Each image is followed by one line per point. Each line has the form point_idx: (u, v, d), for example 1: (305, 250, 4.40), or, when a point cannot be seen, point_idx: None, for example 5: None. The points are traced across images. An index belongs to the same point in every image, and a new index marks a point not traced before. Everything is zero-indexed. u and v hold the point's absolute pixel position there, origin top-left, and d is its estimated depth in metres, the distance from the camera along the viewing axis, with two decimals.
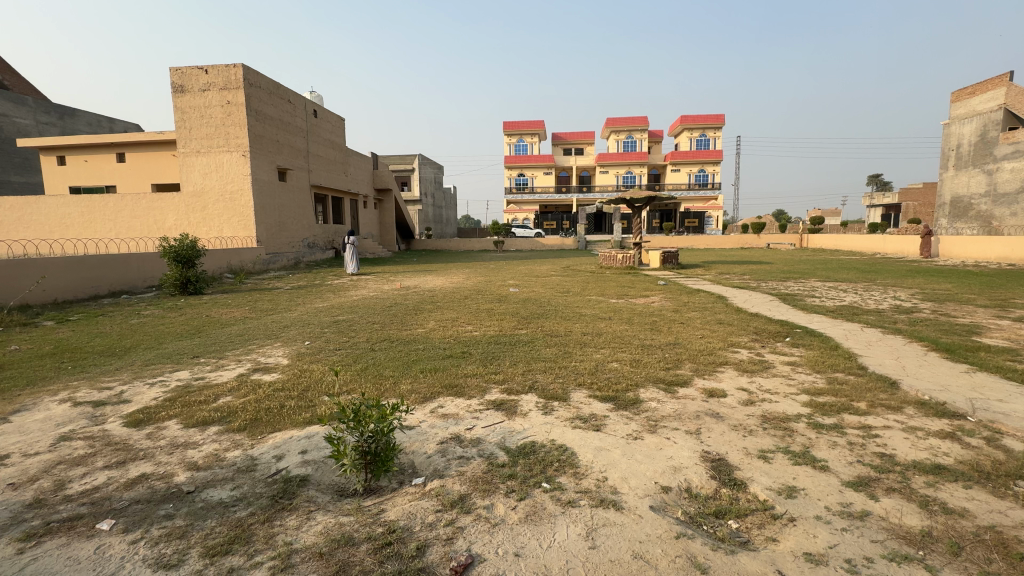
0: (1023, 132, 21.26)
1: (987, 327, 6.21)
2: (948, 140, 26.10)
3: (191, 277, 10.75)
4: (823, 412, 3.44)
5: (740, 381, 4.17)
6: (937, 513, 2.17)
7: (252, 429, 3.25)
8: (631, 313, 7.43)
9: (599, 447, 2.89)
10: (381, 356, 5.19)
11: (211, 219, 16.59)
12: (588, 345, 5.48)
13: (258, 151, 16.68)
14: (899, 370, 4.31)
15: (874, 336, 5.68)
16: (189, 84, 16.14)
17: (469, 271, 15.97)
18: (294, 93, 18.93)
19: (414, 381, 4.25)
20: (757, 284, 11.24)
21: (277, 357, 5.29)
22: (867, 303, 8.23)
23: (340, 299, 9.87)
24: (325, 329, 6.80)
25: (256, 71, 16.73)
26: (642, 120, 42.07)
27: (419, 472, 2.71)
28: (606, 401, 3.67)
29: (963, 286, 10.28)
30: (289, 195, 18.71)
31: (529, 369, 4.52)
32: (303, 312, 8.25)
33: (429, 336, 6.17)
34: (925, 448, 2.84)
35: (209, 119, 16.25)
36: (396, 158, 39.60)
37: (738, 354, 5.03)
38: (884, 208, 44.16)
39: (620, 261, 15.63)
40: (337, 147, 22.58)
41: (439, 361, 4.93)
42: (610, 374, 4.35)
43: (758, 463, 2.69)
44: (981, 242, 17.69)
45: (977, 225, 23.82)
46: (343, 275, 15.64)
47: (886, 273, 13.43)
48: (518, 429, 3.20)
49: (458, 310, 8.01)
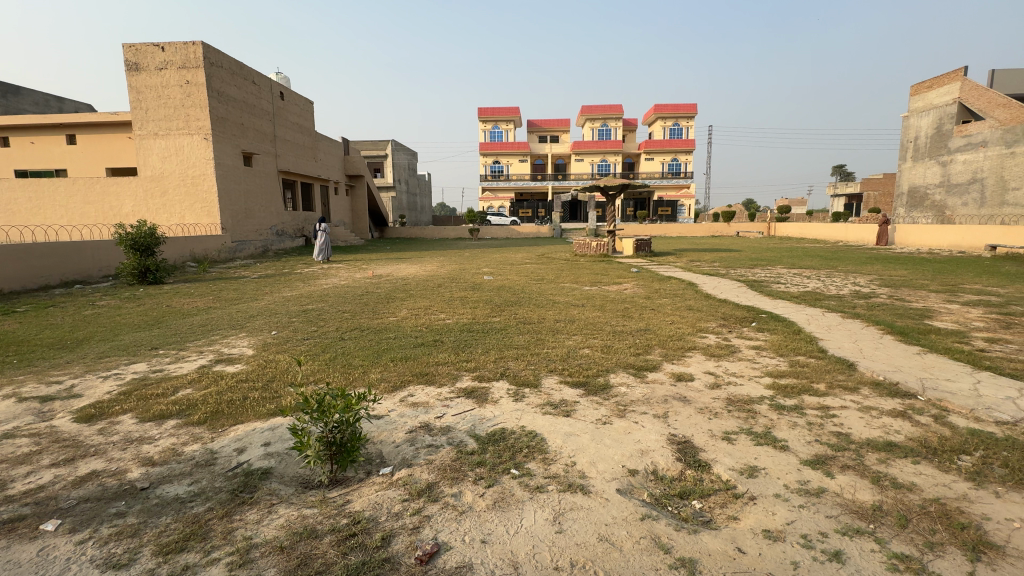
0: (975, 126, 22.29)
1: (939, 310, 6.52)
2: (906, 132, 27.17)
3: (150, 266, 10.28)
4: (785, 393, 3.54)
5: (707, 365, 4.27)
6: (887, 488, 2.27)
7: (212, 422, 3.14)
8: (603, 300, 7.50)
9: (569, 432, 2.90)
10: (351, 346, 5.08)
11: (172, 205, 15.89)
12: (560, 332, 5.49)
13: (220, 134, 15.98)
14: (856, 352, 4.49)
15: (833, 321, 5.90)
16: (144, 62, 15.32)
17: (445, 259, 15.80)
18: (258, 74, 18.16)
19: (385, 370, 4.19)
20: (726, 271, 11.50)
21: (241, 348, 5.12)
22: (829, 289, 8.54)
23: (310, 288, 9.63)
24: (294, 318, 6.62)
25: (217, 49, 15.94)
26: (617, 109, 42.22)
27: (387, 462, 2.67)
28: (577, 387, 3.70)
29: (919, 272, 10.77)
30: (255, 180, 18.03)
31: (501, 356, 4.51)
32: (270, 301, 8.00)
33: (401, 324, 6.08)
34: (878, 426, 2.96)
35: (167, 100, 15.48)
36: (368, 144, 38.65)
37: (706, 339, 5.14)
38: (848, 198, 45.77)
39: (594, 248, 15.76)
40: (305, 131, 21.85)
41: (410, 349, 4.86)
42: (581, 360, 4.37)
43: (723, 444, 2.75)
44: (934, 231, 18.59)
45: (931, 215, 25.04)
46: (313, 263, 15.27)
47: (848, 260, 13.96)
48: (489, 416, 3.19)
49: (431, 298, 7.92)
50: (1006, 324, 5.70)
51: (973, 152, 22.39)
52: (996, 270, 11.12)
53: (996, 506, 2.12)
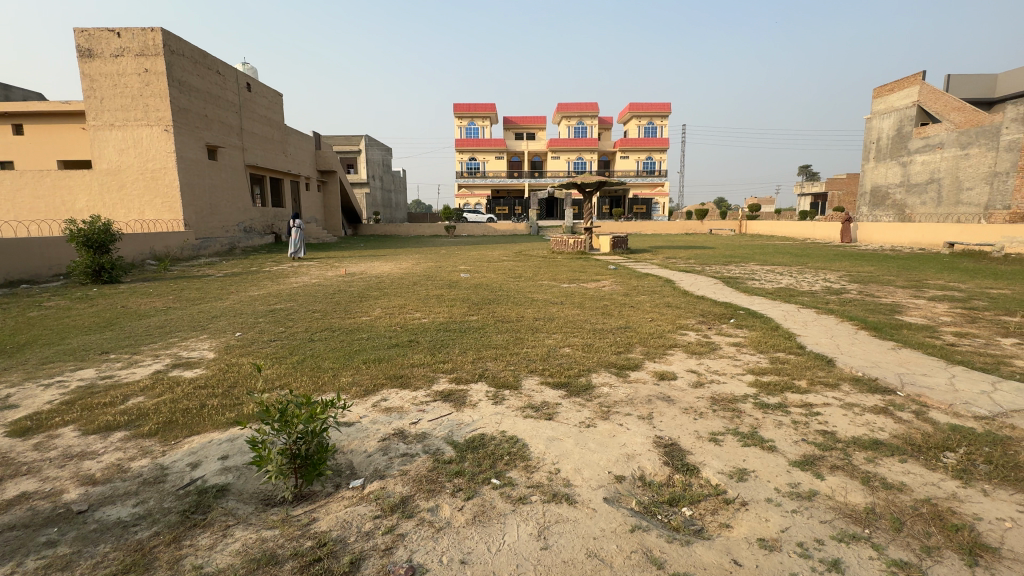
0: (933, 128, 23.19)
1: (908, 306, 6.66)
2: (869, 133, 28.08)
3: (106, 264, 9.70)
4: (768, 392, 3.50)
5: (689, 363, 4.21)
6: (878, 489, 2.22)
7: (164, 434, 2.88)
8: (582, 298, 7.41)
9: (551, 437, 2.77)
10: (320, 347, 4.83)
11: (130, 200, 15.09)
12: (539, 330, 5.36)
13: (183, 126, 15.24)
14: (833, 348, 4.51)
15: (809, 317, 5.95)
16: (98, 48, 14.45)
17: (419, 256, 15.51)
18: (223, 63, 17.40)
19: (356, 373, 3.97)
20: (702, 268, 11.61)
21: (201, 351, 4.81)
22: (801, 285, 8.68)
23: (278, 287, 9.23)
24: (260, 319, 6.28)
25: (178, 37, 15.18)
26: (592, 107, 42.42)
27: (357, 474, 2.48)
28: (559, 388, 3.57)
29: (885, 269, 11.07)
30: (221, 174, 17.29)
31: (480, 357, 4.34)
32: (234, 301, 7.60)
33: (374, 324, 5.84)
34: (862, 424, 2.93)
35: (124, 89, 14.65)
36: (340, 138, 37.71)
37: (686, 336, 5.09)
38: (813, 197, 47.22)
39: (571, 246, 15.73)
40: (274, 124, 21.11)
41: (383, 351, 4.64)
42: (562, 360, 4.25)
43: (709, 446, 2.66)
44: (895, 229, 19.23)
45: (893, 214, 25.99)
46: (283, 261, 14.75)
47: (817, 257, 14.30)
48: (467, 421, 3.03)
49: (405, 297, 7.67)
50: (971, 318, 5.86)
51: (931, 153, 23.30)
52: (956, 266, 11.54)
53: (986, 505, 2.09)
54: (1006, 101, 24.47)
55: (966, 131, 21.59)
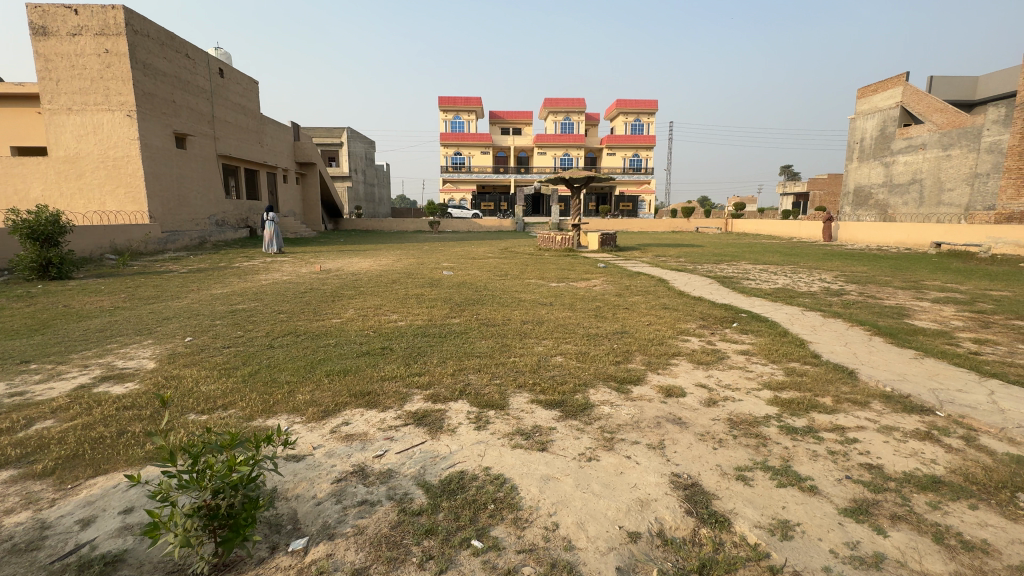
0: (916, 129, 23.28)
1: (913, 309, 6.33)
2: (853, 134, 28.14)
3: (54, 258, 8.85)
4: (791, 412, 3.05)
5: (697, 375, 3.74)
6: (958, 550, 1.77)
7: (61, 474, 2.29)
8: (573, 299, 6.90)
9: (546, 476, 2.28)
10: (280, 356, 4.23)
11: (90, 190, 14.15)
12: (528, 336, 4.84)
13: (147, 112, 14.31)
14: (851, 357, 4.10)
15: (815, 320, 5.55)
16: (53, 25, 13.41)
17: (400, 252, 14.89)
18: (192, 46, 16.40)
19: (317, 389, 3.41)
20: (693, 267, 11.21)
21: (141, 361, 4.17)
22: (799, 286, 8.32)
23: (245, 284, 8.54)
24: (217, 321, 5.64)
25: (143, 16, 14.24)
26: (580, 102, 41.94)
27: (301, 530, 1.94)
28: (552, 408, 3.07)
29: (878, 269, 10.80)
30: (190, 164, 16.32)
31: (461, 368, 3.81)
32: (192, 301, 6.91)
33: (344, 328, 5.25)
34: (909, 454, 2.50)
35: (83, 71, 13.67)
36: (321, 130, 36.55)
37: (689, 343, 4.63)
38: (795, 197, 47.70)
39: (559, 243, 15.29)
40: (249, 113, 20.12)
41: (351, 360, 4.07)
42: (554, 373, 3.73)
43: (737, 487, 2.19)
44: (880, 228, 19.11)
45: (875, 214, 26.14)
46: (257, 256, 13.99)
47: (807, 256, 14.08)
48: (443, 453, 2.50)
49: (383, 297, 7.05)
50: (984, 323, 5.54)
51: (914, 154, 23.41)
52: (946, 267, 11.38)
53: None
54: (987, 104, 24.67)
55: (948, 132, 21.68)
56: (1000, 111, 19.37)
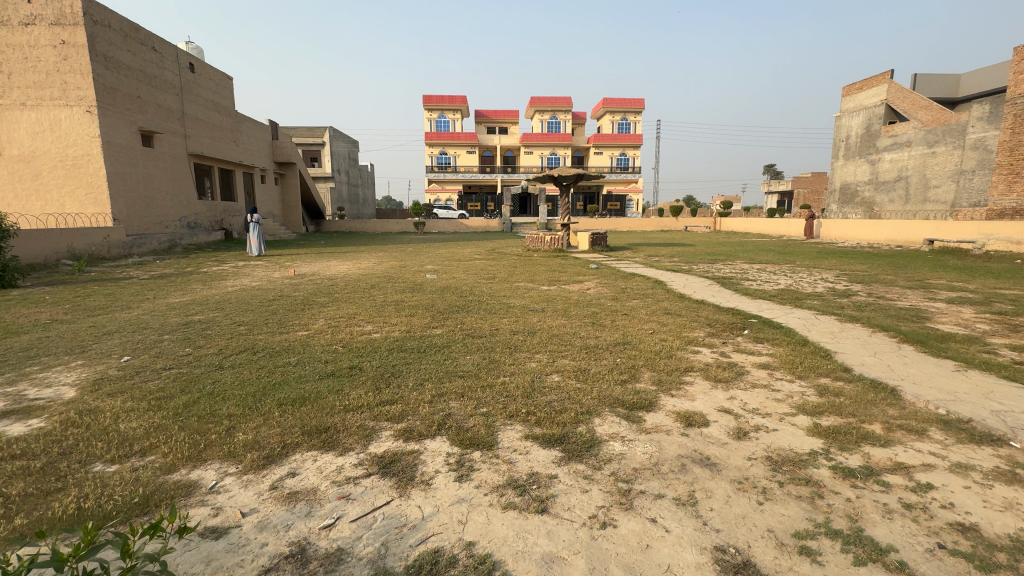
0: (901, 126, 23.27)
1: (931, 311, 5.90)
2: (838, 132, 28.10)
3: None
4: (840, 446, 2.51)
5: (718, 397, 3.19)
6: None
7: None
8: (567, 304, 6.35)
9: (549, 556, 1.71)
10: (228, 380, 3.58)
11: (48, 191, 13.23)
12: (519, 349, 4.27)
13: (109, 108, 13.40)
14: (888, 371, 3.59)
15: (833, 326, 5.05)
16: (4, 15, 12.48)
17: (383, 254, 14.27)
18: (160, 39, 15.50)
19: (263, 426, 2.78)
20: (689, 267, 10.76)
21: (59, 389, 3.48)
22: (802, 287, 7.89)
23: (208, 291, 7.85)
24: (165, 336, 4.95)
25: (103, 5, 13.33)
26: (566, 101, 41.55)
27: None
28: (552, 446, 2.51)
29: (878, 268, 10.45)
30: (158, 163, 15.39)
31: (440, 393, 3.21)
32: (143, 311, 6.19)
33: (310, 342, 4.62)
34: (1004, 506, 1.98)
35: (37, 63, 12.75)
36: (302, 129, 35.54)
37: (700, 355, 4.09)
38: (780, 195, 47.97)
39: (548, 243, 14.75)
40: (223, 110, 19.22)
41: (311, 385, 3.44)
42: (551, 398, 3.15)
43: (803, 567, 1.65)
44: (869, 225, 18.91)
45: (862, 211, 26.12)
46: (228, 259, 13.26)
47: (802, 255, 13.73)
48: (413, 521, 1.92)
49: (358, 305, 6.41)
50: (1012, 326, 5.11)
51: (899, 151, 23.39)
52: (943, 264, 11.10)
53: None
54: (970, 101, 24.78)
55: (933, 129, 21.71)
56: (984, 108, 19.34)
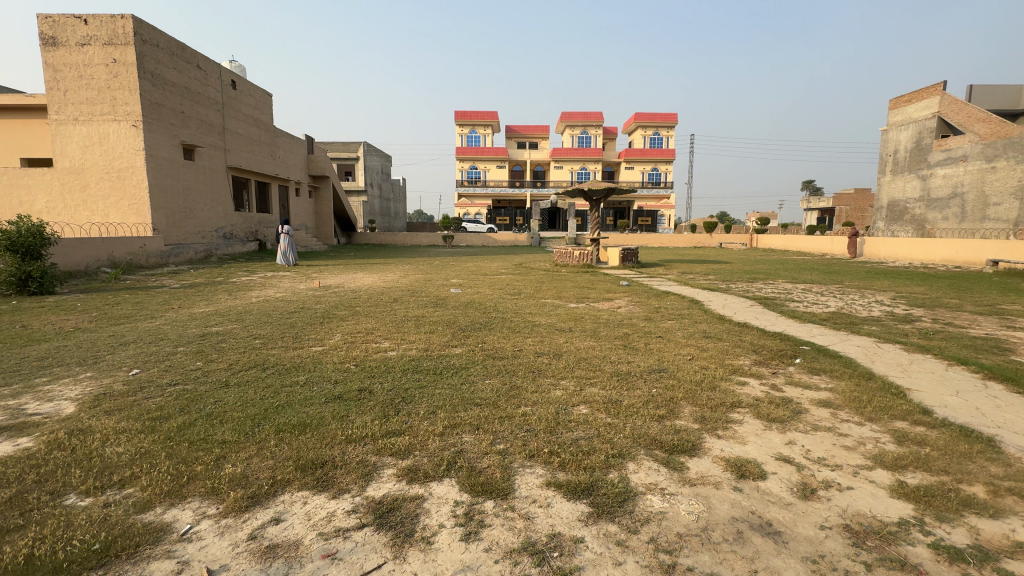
0: (955, 139, 21.88)
1: (1013, 342, 5.20)
2: (885, 146, 26.73)
3: (35, 272, 8.22)
4: (936, 515, 2.03)
5: (773, 441, 2.73)
6: None
7: None
8: (596, 324, 5.93)
9: None
10: (230, 400, 3.34)
11: (94, 201, 13.76)
12: (542, 374, 3.88)
13: (154, 122, 13.94)
14: (979, 416, 3.04)
15: (899, 357, 4.47)
16: (62, 36, 13.19)
17: (410, 268, 14.20)
18: (204, 57, 16.13)
19: (255, 456, 2.50)
20: (727, 286, 10.17)
21: (60, 404, 3.32)
22: (857, 310, 7.21)
23: (233, 302, 7.81)
24: (179, 349, 4.80)
25: (152, 26, 13.97)
26: (597, 116, 41.33)
27: None
28: (578, 498, 2.12)
29: (940, 290, 9.56)
30: (198, 175, 15.88)
31: (452, 425, 2.86)
32: (164, 321, 6.15)
33: (322, 359, 4.37)
34: None
35: (90, 81, 13.39)
36: (338, 145, 36.58)
37: (748, 388, 3.63)
38: (820, 212, 46.07)
39: (577, 258, 14.37)
40: (261, 125, 19.82)
41: (316, 408, 3.16)
42: (578, 435, 2.76)
43: None
44: (921, 244, 17.72)
45: (912, 229, 24.56)
46: (258, 269, 13.43)
47: (850, 274, 12.83)
48: None
49: (378, 320, 6.18)
50: None
51: (953, 166, 21.95)
52: (1011, 287, 10.12)
53: None
54: None
55: (992, 143, 20.28)
56: None
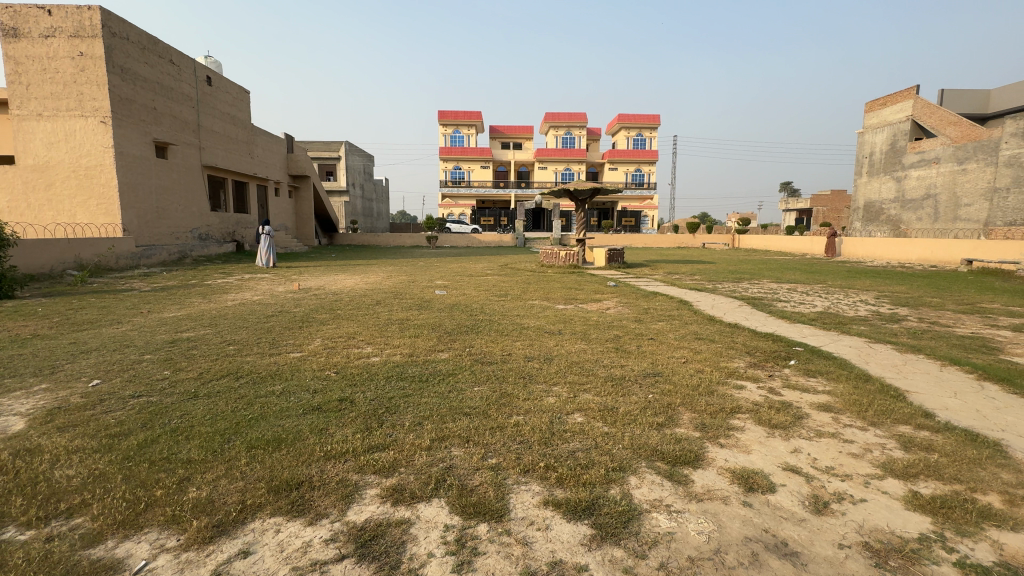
0: (928, 142, 22.43)
1: (999, 341, 5.21)
2: (861, 148, 27.30)
3: None
4: (956, 528, 1.92)
5: (778, 449, 2.61)
6: None
7: None
8: (586, 326, 5.79)
9: None
10: (198, 414, 3.08)
11: (60, 201, 13.15)
12: (534, 380, 3.71)
13: (123, 118, 13.37)
14: (981, 419, 2.97)
15: (893, 358, 4.41)
16: (25, 27, 12.59)
17: (394, 269, 13.91)
18: (177, 52, 15.57)
19: (221, 478, 2.27)
20: (713, 286, 10.15)
21: (8, 420, 3.03)
22: (844, 310, 7.21)
23: (207, 305, 7.47)
24: (146, 357, 4.50)
25: (122, 18, 13.40)
26: (581, 117, 41.42)
27: None
28: (578, 519, 1.95)
29: (921, 290, 9.66)
30: (171, 174, 15.31)
31: (440, 438, 2.68)
32: (132, 327, 5.80)
33: (300, 367, 4.13)
34: None
35: (55, 74, 12.78)
36: (319, 144, 35.91)
37: (746, 392, 3.52)
38: (799, 213, 46.91)
39: (562, 259, 14.26)
40: (238, 123, 19.26)
41: (292, 421, 2.94)
42: (574, 446, 2.60)
43: None
44: (897, 244, 18.07)
45: (887, 229, 25.10)
46: (234, 272, 12.99)
47: (832, 274, 12.97)
48: None
49: (360, 323, 5.93)
50: None
51: (926, 168, 22.50)
52: (988, 286, 10.29)
53: None
54: (1002, 117, 23.83)
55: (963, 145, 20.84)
56: None
